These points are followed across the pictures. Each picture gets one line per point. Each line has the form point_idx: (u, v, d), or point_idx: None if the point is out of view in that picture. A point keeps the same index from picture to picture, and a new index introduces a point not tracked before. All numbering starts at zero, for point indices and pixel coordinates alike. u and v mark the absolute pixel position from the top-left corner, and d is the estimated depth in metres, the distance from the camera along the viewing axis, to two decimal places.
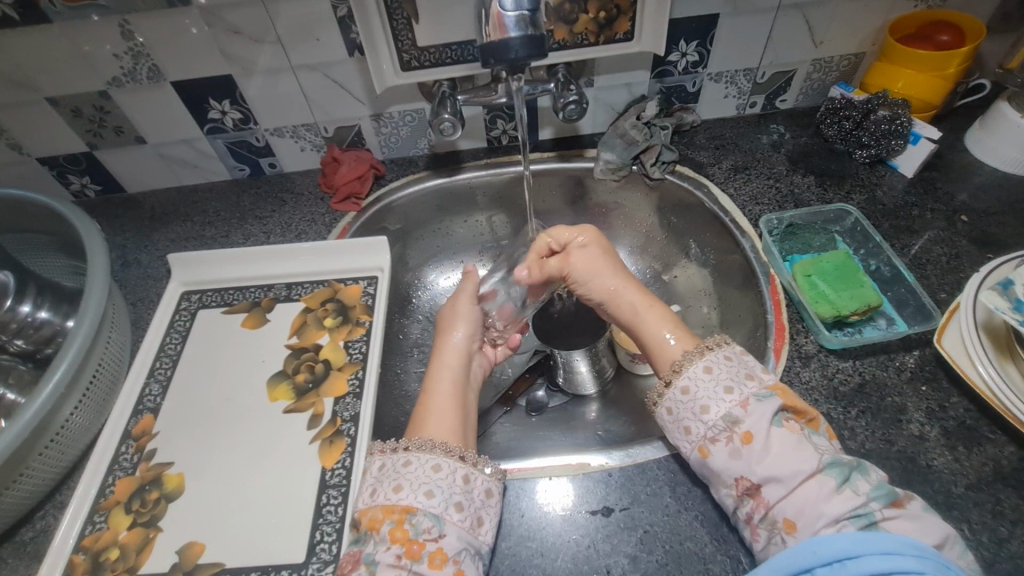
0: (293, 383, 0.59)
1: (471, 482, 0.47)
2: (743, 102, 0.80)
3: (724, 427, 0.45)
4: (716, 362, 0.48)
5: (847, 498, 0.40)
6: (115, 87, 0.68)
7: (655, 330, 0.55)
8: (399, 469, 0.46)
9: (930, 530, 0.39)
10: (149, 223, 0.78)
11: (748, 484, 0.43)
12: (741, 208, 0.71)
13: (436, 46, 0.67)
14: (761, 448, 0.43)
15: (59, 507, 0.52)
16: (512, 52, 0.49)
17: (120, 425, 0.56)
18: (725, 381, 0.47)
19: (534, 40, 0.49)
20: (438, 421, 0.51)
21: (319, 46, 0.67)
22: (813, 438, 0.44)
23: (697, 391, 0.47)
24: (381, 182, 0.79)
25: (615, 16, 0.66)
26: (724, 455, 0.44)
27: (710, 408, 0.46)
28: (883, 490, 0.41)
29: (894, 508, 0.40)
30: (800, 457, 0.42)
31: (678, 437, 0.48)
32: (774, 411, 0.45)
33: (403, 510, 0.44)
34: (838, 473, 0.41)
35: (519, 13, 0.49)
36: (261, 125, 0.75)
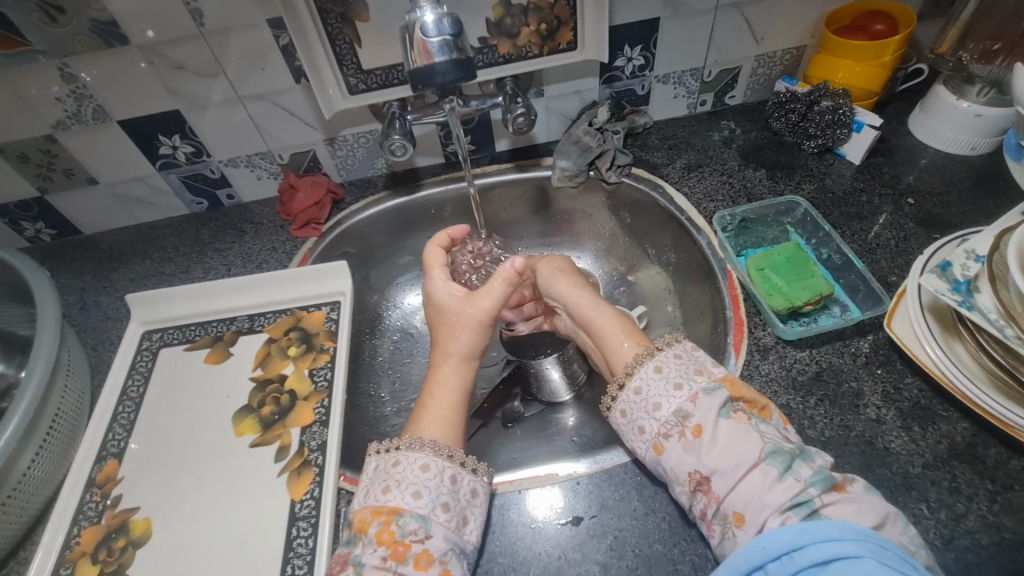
0: (259, 416, 0.59)
1: (459, 481, 0.47)
2: (693, 101, 0.82)
3: (676, 423, 0.46)
4: (666, 361, 0.49)
5: (788, 485, 0.40)
6: (60, 130, 0.68)
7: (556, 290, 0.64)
8: (389, 468, 0.47)
9: (868, 511, 0.39)
10: (107, 264, 0.77)
11: (700, 478, 0.44)
12: (697, 206, 0.72)
13: (381, 68, 0.67)
14: (708, 441, 0.44)
15: (24, 562, 0.51)
16: (438, 77, 0.49)
17: (83, 474, 0.55)
18: (675, 379, 0.48)
19: (461, 63, 0.49)
20: (435, 421, 0.50)
21: (265, 75, 0.67)
22: (760, 427, 0.44)
23: (649, 390, 0.48)
24: (340, 206, 0.79)
25: (556, 27, 0.67)
26: (677, 450, 0.45)
27: (661, 405, 0.47)
28: (821, 476, 0.41)
29: (833, 493, 0.40)
30: (741, 448, 0.43)
31: (635, 437, 0.49)
32: (722, 404, 0.45)
33: (391, 511, 0.44)
34: (780, 461, 0.42)
35: (443, 38, 0.49)
36: (215, 157, 0.75)
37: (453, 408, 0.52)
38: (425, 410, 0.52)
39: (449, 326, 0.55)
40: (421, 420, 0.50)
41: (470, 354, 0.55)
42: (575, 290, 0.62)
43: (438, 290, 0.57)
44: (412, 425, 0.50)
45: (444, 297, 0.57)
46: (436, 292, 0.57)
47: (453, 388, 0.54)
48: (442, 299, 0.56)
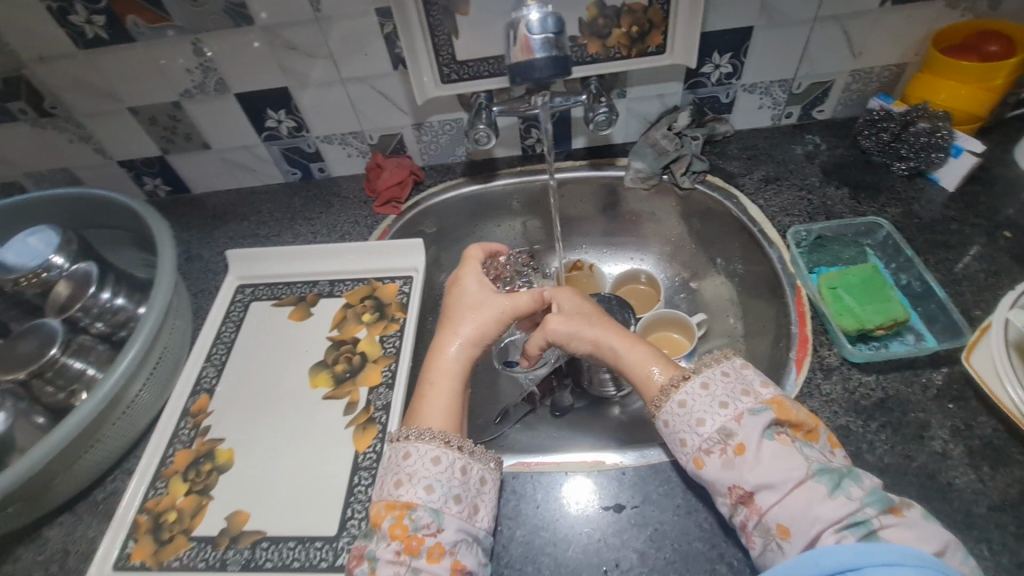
0: (332, 372, 0.64)
1: (469, 472, 0.49)
2: (778, 113, 0.80)
3: (717, 440, 0.46)
4: (713, 379, 0.49)
5: (839, 505, 0.41)
6: (187, 98, 0.76)
7: (594, 327, 0.59)
8: (400, 460, 0.49)
9: (928, 537, 0.39)
10: (211, 221, 0.86)
11: (741, 493, 0.44)
12: (771, 219, 0.71)
13: (474, 60, 0.71)
14: (751, 458, 0.44)
15: (128, 473, 0.59)
16: (536, 72, 0.52)
17: (180, 404, 0.63)
18: (721, 397, 0.47)
19: (558, 61, 0.52)
20: (435, 411, 0.53)
21: (367, 60, 0.72)
22: (804, 450, 0.44)
23: (693, 406, 0.48)
24: (420, 188, 0.84)
25: (647, 30, 0.68)
26: (717, 466, 0.45)
27: (704, 421, 0.47)
28: (876, 497, 0.41)
29: (891, 516, 0.41)
30: (787, 466, 0.43)
31: (675, 448, 0.49)
32: (767, 424, 0.45)
33: (404, 506, 0.46)
34: (829, 480, 0.42)
35: (545, 36, 0.51)
36: (313, 133, 0.81)
37: (453, 399, 0.54)
38: (426, 397, 0.54)
39: (467, 308, 0.60)
40: (421, 410, 0.53)
41: (478, 337, 0.58)
42: (604, 331, 0.59)
43: (468, 278, 0.63)
44: (414, 411, 0.53)
45: (470, 285, 0.63)
46: (465, 281, 0.63)
47: (453, 375, 0.56)
48: (468, 288, 0.62)
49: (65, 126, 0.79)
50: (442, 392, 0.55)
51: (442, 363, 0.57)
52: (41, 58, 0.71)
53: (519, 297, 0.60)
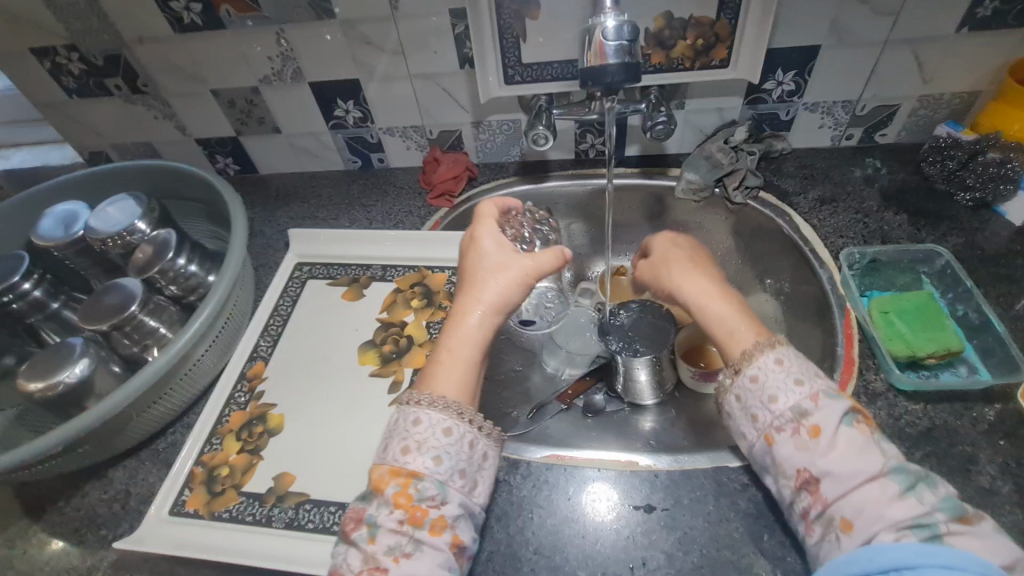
0: (380, 351, 0.67)
1: (476, 447, 0.48)
2: (838, 134, 0.80)
3: (790, 419, 0.46)
4: (788, 356, 0.48)
5: (911, 506, 0.40)
6: (265, 84, 0.81)
7: (672, 275, 0.59)
8: (409, 426, 0.47)
9: (999, 550, 0.38)
10: (274, 201, 0.91)
11: (808, 477, 0.44)
12: (824, 239, 0.71)
13: (538, 64, 0.73)
14: (823, 443, 0.43)
15: (186, 427, 0.63)
16: (607, 77, 0.53)
17: (238, 368, 0.67)
18: (796, 374, 0.47)
19: (630, 67, 0.52)
20: (449, 379, 0.50)
21: (436, 58, 0.75)
22: (880, 443, 0.44)
23: (766, 381, 0.47)
24: (474, 184, 0.86)
25: (712, 44, 0.69)
26: (788, 446, 0.45)
27: (778, 398, 0.46)
28: (949, 504, 0.40)
29: (960, 524, 0.40)
30: (857, 458, 0.42)
31: (745, 425, 0.48)
32: (845, 411, 0.45)
33: (410, 475, 0.45)
34: (904, 480, 0.41)
35: (619, 43, 0.53)
36: (377, 124, 0.85)
37: (468, 368, 0.51)
38: (440, 363, 0.52)
39: (488, 269, 0.56)
40: (435, 375, 0.50)
41: (499, 303, 0.54)
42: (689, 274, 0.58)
43: (485, 237, 0.59)
44: (427, 376, 0.51)
45: (488, 243, 0.58)
46: (483, 241, 0.59)
47: (472, 343, 0.53)
48: (487, 247, 0.58)
49: (153, 103, 0.85)
50: (457, 360, 0.52)
51: (460, 330, 0.53)
52: (141, 39, 0.77)
53: (542, 260, 0.57)
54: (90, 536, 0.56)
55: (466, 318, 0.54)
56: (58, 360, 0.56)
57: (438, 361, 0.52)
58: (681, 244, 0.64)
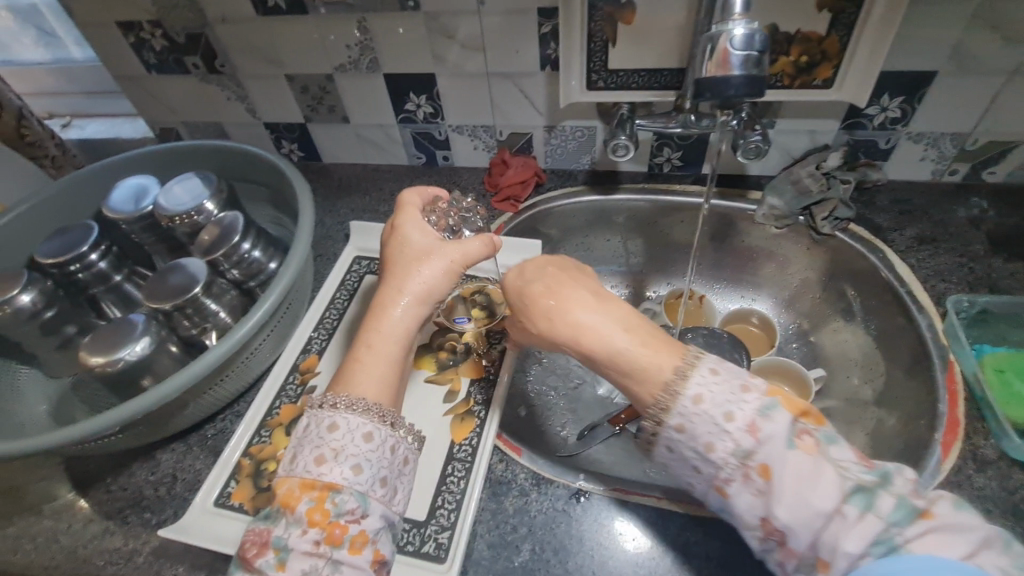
0: (436, 357, 0.64)
1: (396, 450, 0.47)
2: (941, 168, 0.73)
3: (738, 464, 0.39)
4: (706, 388, 0.41)
5: (870, 526, 0.36)
6: (339, 72, 0.80)
7: (536, 314, 0.48)
8: (324, 432, 0.45)
9: (961, 539, 0.35)
10: (335, 191, 0.90)
11: (773, 528, 0.38)
12: (922, 282, 0.65)
13: (625, 71, 0.69)
14: (778, 484, 0.38)
15: (237, 415, 0.62)
16: (729, 89, 0.49)
17: (291, 359, 0.65)
18: (722, 406, 0.40)
19: (754, 81, 0.48)
20: (367, 377, 0.49)
21: (517, 58, 0.72)
22: (830, 454, 0.39)
23: (693, 427, 0.40)
24: (540, 190, 0.83)
25: (817, 61, 0.64)
26: (744, 495, 0.39)
27: (714, 446, 0.40)
28: (903, 510, 0.36)
29: (920, 522, 0.36)
30: (821, 491, 0.37)
31: (687, 474, 0.43)
32: (786, 430, 0.39)
33: (323, 489, 0.43)
34: (861, 499, 0.37)
35: (747, 53, 0.48)
36: (447, 121, 0.83)
37: (390, 365, 0.50)
38: (359, 360, 0.50)
39: (411, 261, 0.54)
40: (353, 374, 0.49)
41: (423, 297, 0.52)
42: (580, 324, 0.46)
43: (408, 228, 0.56)
44: (343, 376, 0.49)
45: (411, 234, 0.56)
46: (406, 231, 0.56)
47: (395, 339, 0.51)
48: (411, 239, 0.55)
49: (227, 84, 0.85)
50: (379, 359, 0.50)
51: (380, 327, 0.51)
52: (223, 19, 0.76)
53: (468, 247, 0.54)
54: (133, 518, 0.55)
55: (389, 315, 0.52)
56: (120, 336, 0.55)
57: (356, 357, 0.50)
58: (545, 267, 0.51)
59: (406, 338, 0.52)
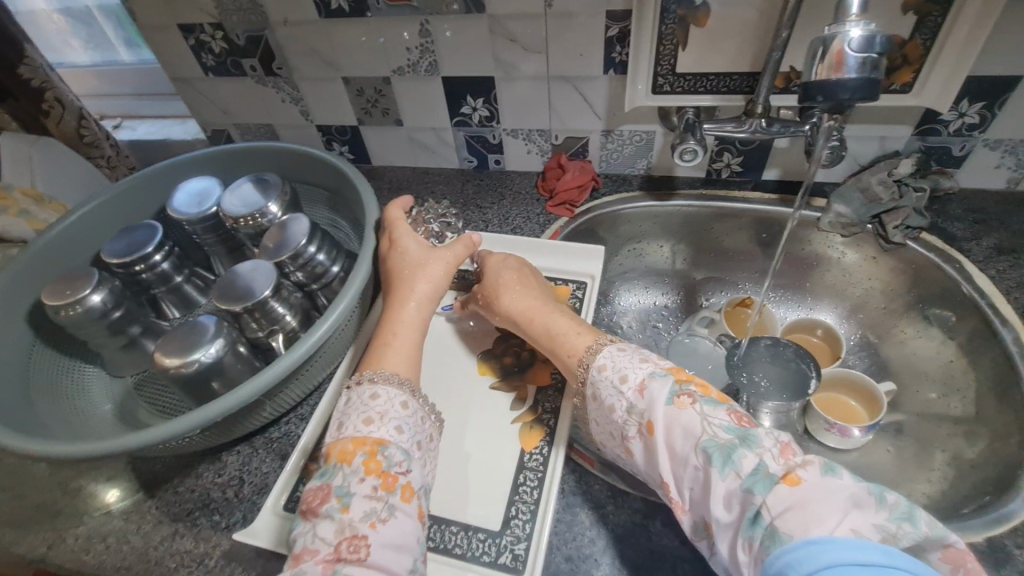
0: (500, 363, 0.63)
1: (426, 425, 0.51)
2: (1018, 176, 0.71)
3: (632, 421, 0.46)
4: (610, 359, 0.50)
5: (728, 485, 0.38)
6: (397, 75, 0.79)
7: (501, 300, 0.60)
8: (366, 401, 0.49)
9: (826, 506, 0.34)
10: (386, 194, 0.90)
11: (665, 484, 0.43)
12: (1006, 295, 0.63)
13: (694, 75, 0.68)
14: (660, 439, 0.43)
15: (302, 419, 0.62)
16: (842, 92, 0.48)
17: (354, 363, 0.64)
18: (622, 372, 0.48)
19: (870, 85, 0.47)
20: (397, 357, 0.53)
21: (580, 61, 0.71)
22: (703, 410, 0.43)
23: (603, 394, 0.48)
24: (595, 195, 0.82)
25: (897, 66, 0.63)
26: (642, 448, 0.45)
27: (614, 408, 0.47)
28: (760, 476, 0.37)
29: (782, 488, 0.36)
30: (684, 437, 0.42)
31: (610, 443, 0.49)
32: (667, 392, 0.45)
33: (376, 443, 0.45)
34: (717, 456, 0.39)
35: (865, 55, 0.47)
36: (502, 125, 0.82)
37: (414, 348, 0.55)
38: (387, 345, 0.54)
39: (414, 266, 0.60)
40: (383, 355, 0.53)
41: (428, 295, 0.59)
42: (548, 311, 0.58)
43: (407, 238, 0.62)
44: (373, 358, 0.53)
45: (408, 242, 0.62)
46: (403, 241, 0.62)
47: (413, 328, 0.57)
48: (409, 246, 0.61)
49: (283, 86, 0.86)
50: (404, 344, 0.55)
51: (399, 318, 0.57)
52: (285, 21, 0.77)
53: (455, 251, 0.62)
54: (203, 520, 0.54)
55: (404, 308, 0.57)
56: (193, 338, 0.55)
57: (383, 342, 0.55)
58: (511, 261, 0.63)
59: (422, 328, 0.57)
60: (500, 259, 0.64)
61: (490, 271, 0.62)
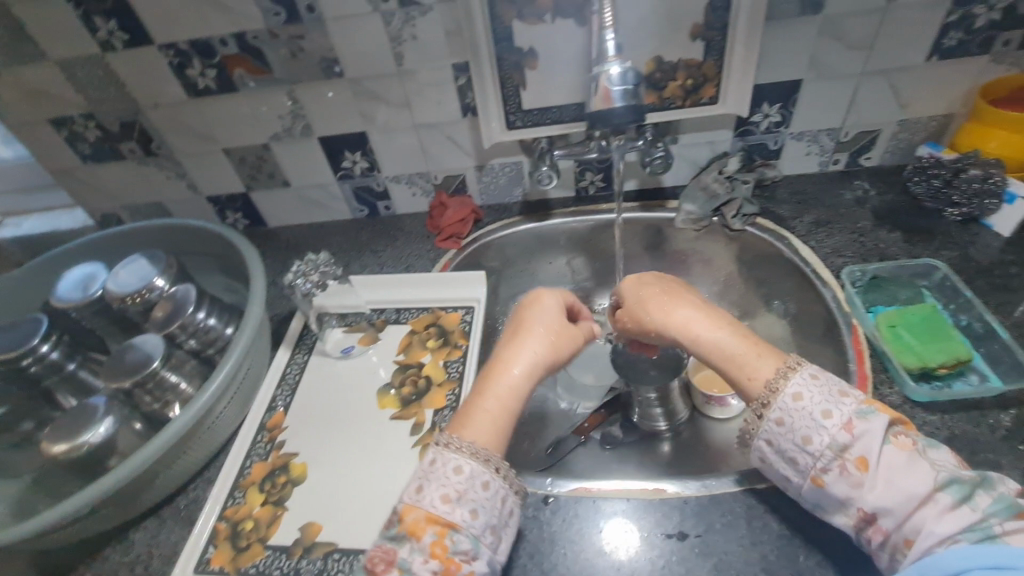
0: (399, 394, 0.67)
1: (507, 502, 0.48)
2: (826, 160, 0.84)
3: (833, 457, 0.44)
4: (804, 387, 0.46)
5: (962, 515, 0.40)
6: (275, 141, 0.84)
7: (652, 315, 0.56)
8: (449, 472, 0.47)
9: None
10: (283, 253, 0.93)
11: (866, 514, 0.43)
12: (824, 260, 0.73)
13: (538, 109, 0.77)
14: (874, 473, 0.42)
15: (207, 482, 0.63)
16: (615, 118, 0.59)
17: (257, 419, 0.67)
18: (821, 406, 0.45)
19: (636, 109, 0.59)
20: (483, 423, 0.50)
21: (439, 108, 0.79)
22: (929, 454, 0.43)
23: (794, 422, 0.46)
24: (479, 225, 0.89)
25: (701, 83, 0.73)
26: (841, 483, 0.44)
27: (812, 439, 0.45)
28: (1003, 504, 0.40)
29: (1018, 521, 0.39)
30: (824, 435, 0.44)
31: (785, 468, 0.47)
32: (882, 429, 0.43)
33: (447, 525, 0.45)
34: (957, 491, 0.41)
35: (624, 87, 0.59)
36: (383, 173, 0.88)
37: (506, 414, 0.51)
38: (468, 412, 0.51)
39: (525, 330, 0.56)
40: (468, 420, 0.50)
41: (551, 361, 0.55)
42: (699, 321, 0.53)
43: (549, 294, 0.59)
44: (459, 423, 0.50)
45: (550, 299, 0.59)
46: (545, 297, 0.59)
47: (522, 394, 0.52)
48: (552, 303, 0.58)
49: (165, 164, 0.88)
50: (501, 412, 0.51)
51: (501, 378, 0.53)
52: (156, 104, 0.80)
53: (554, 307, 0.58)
54: None
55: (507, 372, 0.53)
56: (84, 419, 0.57)
57: (474, 411, 0.51)
58: (652, 281, 0.59)
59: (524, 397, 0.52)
60: (634, 280, 0.60)
61: (633, 291, 0.59)
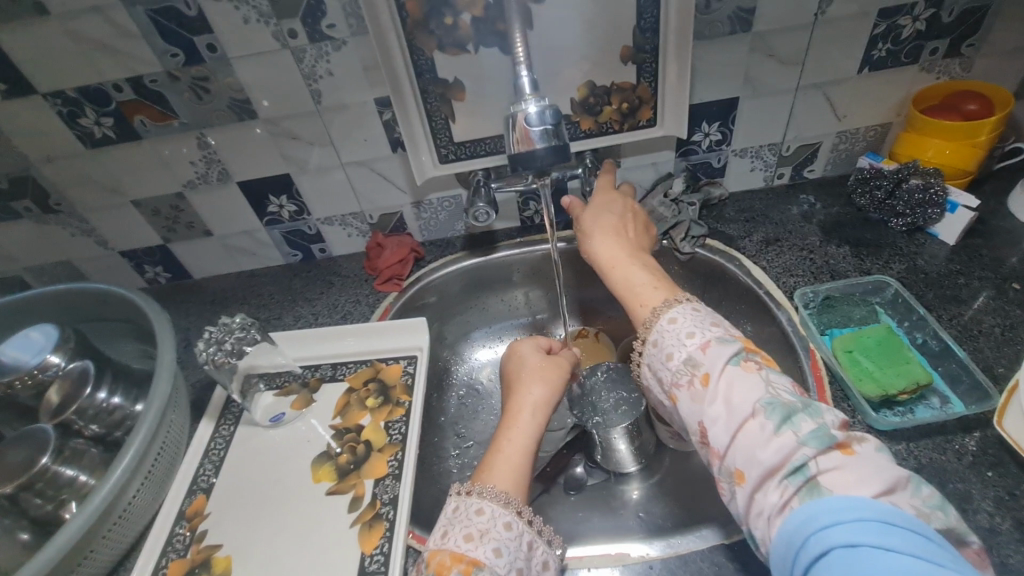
0: (336, 464, 0.61)
1: (535, 550, 0.45)
2: (770, 174, 0.82)
3: (685, 371, 0.45)
4: (681, 314, 0.48)
5: (784, 440, 0.37)
6: (190, 189, 0.77)
7: (592, 240, 0.61)
8: (472, 515, 0.44)
9: (877, 473, 0.35)
10: (210, 307, 0.85)
11: (705, 432, 0.42)
12: (776, 281, 0.71)
13: (472, 141, 0.73)
14: (717, 389, 0.42)
15: None
16: (537, 161, 0.55)
17: (176, 506, 0.59)
18: (687, 329, 0.47)
19: (559, 150, 0.55)
20: (503, 468, 0.49)
21: (366, 146, 0.74)
22: (770, 377, 0.42)
23: (663, 341, 0.47)
24: (421, 264, 0.84)
25: (637, 106, 0.71)
26: (688, 400, 0.44)
27: (673, 355, 0.46)
28: (820, 434, 0.37)
29: (835, 454, 0.37)
30: (680, 350, 0.46)
31: (655, 387, 0.49)
32: (731, 352, 0.43)
33: (471, 562, 0.41)
34: (778, 415, 0.39)
35: (544, 127, 0.55)
36: (314, 216, 0.82)
37: (521, 455, 0.50)
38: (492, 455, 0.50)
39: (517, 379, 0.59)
40: (489, 466, 0.49)
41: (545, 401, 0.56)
42: (626, 260, 0.58)
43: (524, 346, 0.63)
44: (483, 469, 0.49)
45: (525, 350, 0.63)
46: (521, 347, 0.63)
47: (531, 431, 0.53)
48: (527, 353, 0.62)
49: (68, 222, 0.80)
50: (517, 450, 0.51)
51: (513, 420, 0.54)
52: (49, 158, 0.72)
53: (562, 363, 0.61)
54: None
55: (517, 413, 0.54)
56: None
57: (496, 449, 0.51)
58: (615, 205, 0.64)
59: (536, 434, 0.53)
60: (601, 199, 0.65)
61: (591, 211, 0.64)
